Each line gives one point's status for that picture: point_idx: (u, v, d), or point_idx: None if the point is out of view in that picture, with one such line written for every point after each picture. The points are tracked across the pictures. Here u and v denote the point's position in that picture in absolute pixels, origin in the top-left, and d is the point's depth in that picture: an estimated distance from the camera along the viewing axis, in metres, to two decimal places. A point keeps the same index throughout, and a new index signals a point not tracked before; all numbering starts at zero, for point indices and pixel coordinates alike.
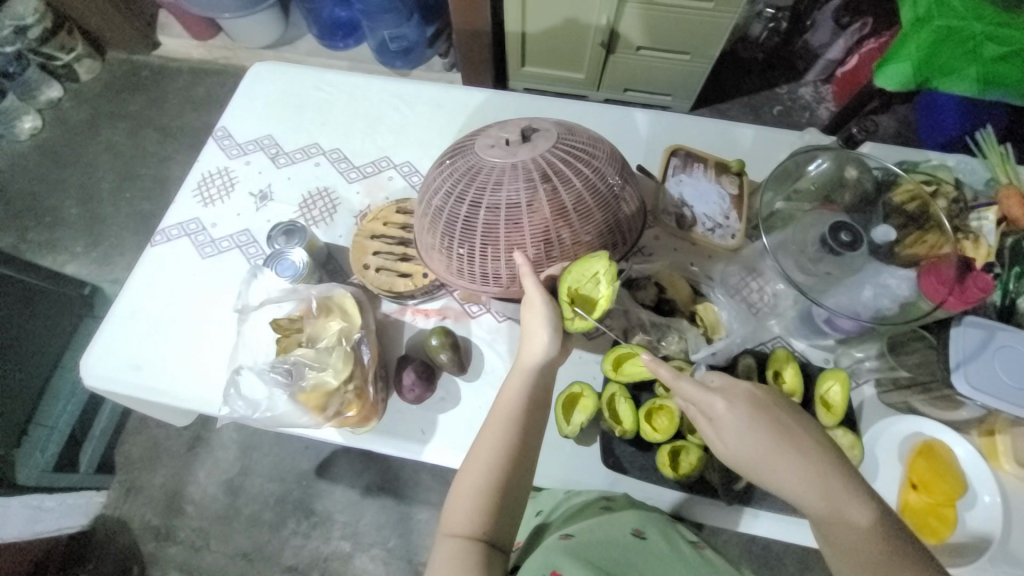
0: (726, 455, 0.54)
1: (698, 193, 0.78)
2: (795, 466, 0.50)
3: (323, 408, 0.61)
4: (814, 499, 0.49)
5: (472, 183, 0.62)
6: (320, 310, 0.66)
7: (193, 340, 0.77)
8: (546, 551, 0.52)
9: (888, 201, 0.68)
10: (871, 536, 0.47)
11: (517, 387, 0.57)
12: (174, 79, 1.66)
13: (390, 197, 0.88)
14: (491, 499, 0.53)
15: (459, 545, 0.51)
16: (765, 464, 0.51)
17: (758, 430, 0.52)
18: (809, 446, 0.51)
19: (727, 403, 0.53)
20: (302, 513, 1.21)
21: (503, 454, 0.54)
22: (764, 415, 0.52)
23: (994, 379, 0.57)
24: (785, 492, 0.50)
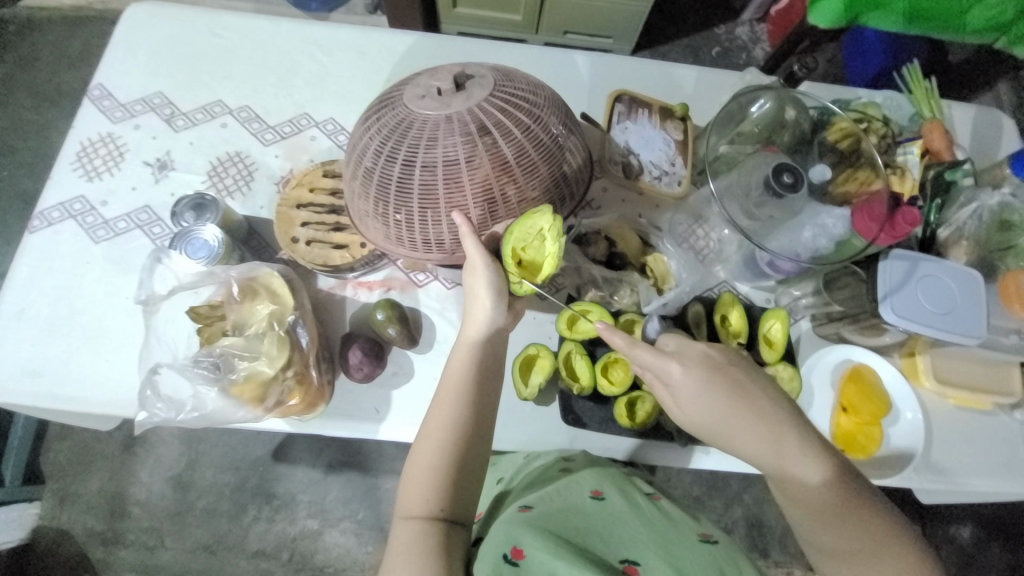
0: (682, 415, 0.54)
1: (644, 140, 0.76)
2: (749, 421, 0.51)
3: (260, 400, 0.56)
4: (769, 455, 0.51)
5: (403, 139, 0.56)
6: (245, 293, 0.59)
7: (100, 337, 0.68)
8: (506, 524, 0.52)
9: (822, 140, 0.70)
10: (819, 481, 0.50)
11: (463, 361, 0.56)
12: (36, 28, 1.38)
13: (315, 159, 0.79)
14: (448, 478, 0.52)
15: (415, 527, 0.50)
16: (722, 426, 0.52)
17: (713, 390, 0.52)
18: (762, 400, 0.52)
19: (682, 368, 0.53)
20: (263, 499, 1.16)
21: (456, 430, 0.53)
22: (718, 377, 0.52)
23: (917, 306, 0.61)
24: (741, 447, 0.52)
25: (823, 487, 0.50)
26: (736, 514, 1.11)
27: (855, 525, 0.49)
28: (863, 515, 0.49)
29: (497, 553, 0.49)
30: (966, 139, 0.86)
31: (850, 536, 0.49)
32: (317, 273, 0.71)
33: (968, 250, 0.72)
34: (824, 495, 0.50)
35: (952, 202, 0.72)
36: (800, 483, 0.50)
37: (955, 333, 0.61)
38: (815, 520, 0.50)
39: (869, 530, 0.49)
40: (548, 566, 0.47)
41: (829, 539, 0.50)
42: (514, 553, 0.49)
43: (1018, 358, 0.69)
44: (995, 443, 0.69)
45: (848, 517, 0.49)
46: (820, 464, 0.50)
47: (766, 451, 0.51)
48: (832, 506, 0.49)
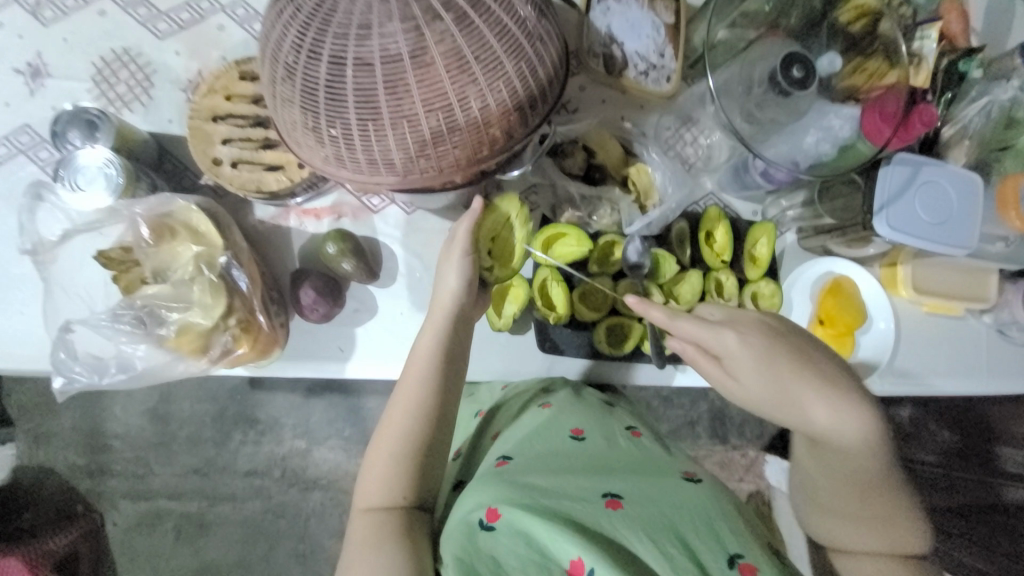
0: (736, 388, 0.54)
1: (629, 23, 0.63)
2: (812, 396, 0.50)
3: (204, 351, 0.50)
4: (822, 427, 0.50)
5: (328, 26, 0.43)
6: (157, 234, 0.50)
7: (6, 284, 0.58)
8: (479, 485, 0.52)
9: (834, 20, 0.59)
10: (867, 459, 0.50)
11: (428, 349, 0.54)
12: None
13: (228, 56, 0.64)
14: (410, 454, 0.51)
15: (375, 499, 0.51)
16: (773, 394, 0.51)
17: (774, 363, 0.51)
18: (828, 372, 0.52)
19: (739, 337, 0.52)
20: (246, 425, 1.14)
21: (418, 411, 0.52)
22: (782, 348, 0.52)
23: (913, 216, 0.57)
24: (792, 418, 0.51)
25: (867, 464, 0.50)
26: (702, 409, 1.19)
27: (875, 496, 0.51)
28: (886, 488, 0.51)
29: (472, 519, 0.49)
30: (986, 16, 0.76)
31: (868, 503, 0.51)
32: (252, 201, 0.62)
33: (968, 150, 0.67)
34: (858, 468, 0.51)
35: (962, 96, 0.66)
36: (840, 455, 0.51)
37: (945, 245, 0.58)
38: (843, 487, 0.52)
39: (883, 501, 0.51)
40: (521, 523, 0.47)
41: (851, 507, 0.51)
42: (489, 516, 0.49)
43: (997, 263, 0.69)
44: (960, 345, 0.72)
45: (874, 488, 0.51)
46: (874, 444, 0.50)
47: (826, 427, 0.50)
48: (867, 478, 0.51)
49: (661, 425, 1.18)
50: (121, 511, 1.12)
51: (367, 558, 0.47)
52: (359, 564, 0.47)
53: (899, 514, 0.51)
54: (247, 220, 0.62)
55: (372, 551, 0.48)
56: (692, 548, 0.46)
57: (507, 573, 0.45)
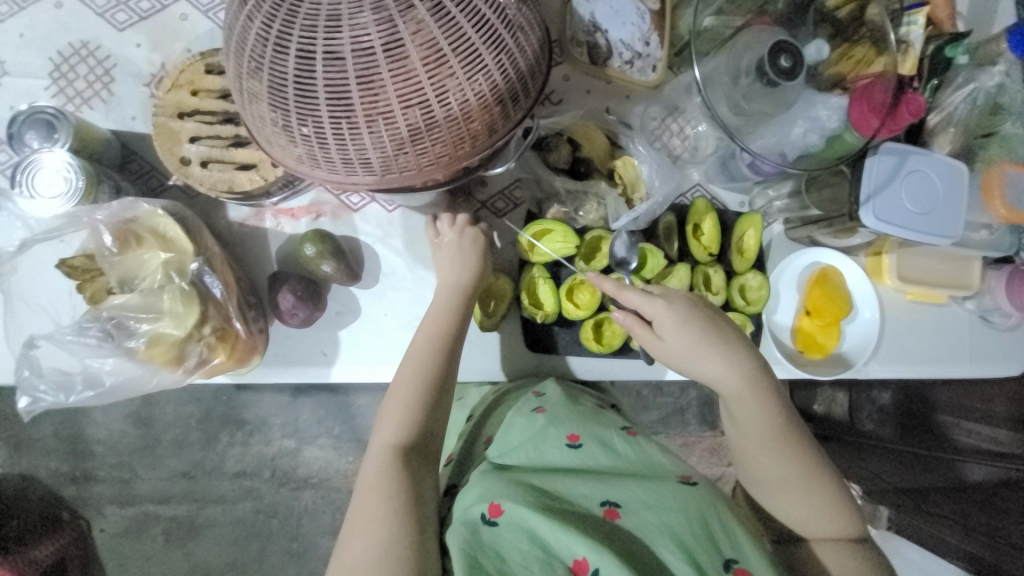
0: (659, 350, 0.55)
1: (613, 11, 0.61)
2: (720, 355, 0.53)
3: (179, 361, 0.49)
4: (732, 385, 0.53)
5: (294, 15, 0.40)
6: (119, 241, 0.47)
7: None
8: (478, 481, 0.52)
9: (821, 6, 0.58)
10: (769, 417, 0.53)
11: (434, 328, 0.55)
12: None
13: (193, 49, 0.60)
14: (417, 426, 0.51)
15: (382, 472, 0.48)
16: (690, 356, 0.53)
17: (689, 324, 0.53)
18: (730, 335, 0.54)
19: (667, 304, 0.54)
20: (233, 426, 1.11)
21: (425, 383, 0.52)
22: (696, 315, 0.54)
23: (899, 208, 0.57)
24: (708, 378, 0.53)
25: (774, 423, 0.53)
26: (690, 396, 1.20)
27: (790, 457, 0.53)
28: (797, 449, 0.53)
29: (472, 515, 0.49)
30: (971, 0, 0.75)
31: (784, 468, 0.53)
32: (225, 202, 0.59)
33: (953, 138, 0.67)
34: (769, 427, 0.53)
35: (947, 83, 0.66)
36: (751, 416, 0.53)
37: (932, 235, 0.58)
38: (755, 448, 0.54)
39: (799, 464, 0.53)
40: (526, 523, 0.47)
41: (765, 467, 0.53)
42: (491, 512, 0.49)
43: (982, 252, 0.69)
44: (943, 333, 0.73)
45: (789, 449, 0.53)
46: (771, 401, 0.53)
47: (733, 385, 0.53)
48: (779, 438, 0.53)
49: (652, 413, 1.18)
50: (108, 516, 1.10)
51: (376, 532, 0.45)
52: (364, 540, 0.45)
53: (814, 477, 0.53)
54: (221, 222, 0.60)
55: (381, 525, 0.45)
56: (690, 554, 0.47)
57: (509, 568, 0.46)
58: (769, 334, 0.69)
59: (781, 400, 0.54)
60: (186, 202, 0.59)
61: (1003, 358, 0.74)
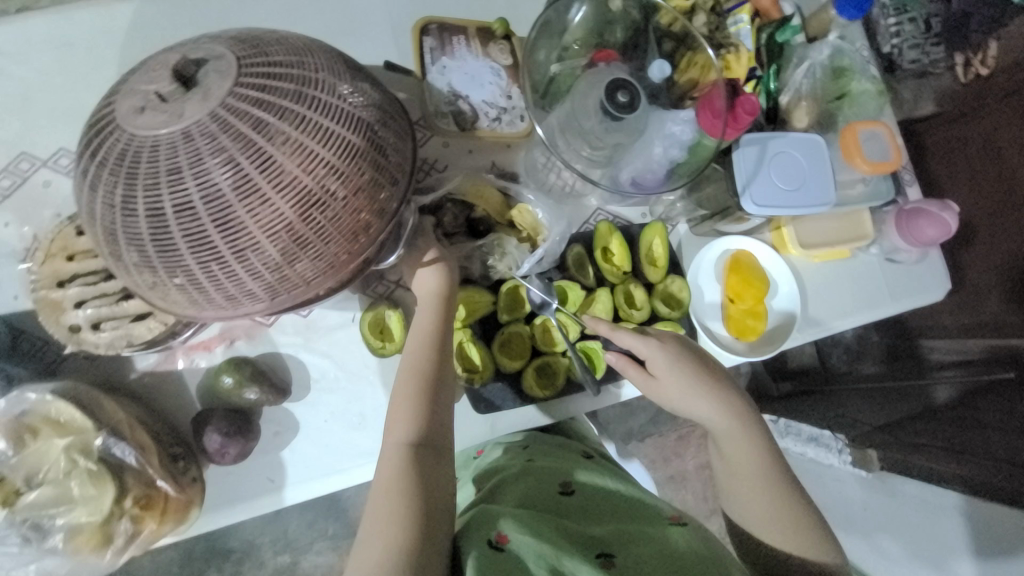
0: (653, 386, 0.59)
1: (469, 76, 0.65)
2: (713, 390, 0.57)
3: (109, 542, 0.47)
4: (723, 421, 0.56)
5: (133, 179, 0.40)
6: (15, 440, 0.45)
7: None
8: (483, 512, 0.52)
9: (656, 28, 0.63)
10: (757, 450, 0.55)
11: (426, 332, 0.53)
12: None
13: (63, 212, 0.59)
14: (425, 428, 0.50)
15: (394, 475, 0.47)
16: (687, 392, 0.57)
17: (680, 364, 0.57)
18: (719, 373, 0.59)
19: (662, 343, 0.58)
20: (220, 558, 1.04)
21: (426, 379, 0.51)
22: (688, 355, 0.59)
23: (774, 189, 0.62)
24: (701, 412, 0.57)
25: (763, 458, 0.55)
26: None
27: (777, 493, 0.54)
28: (784, 490, 0.54)
29: (481, 542, 0.49)
30: None
31: (774, 503, 0.54)
32: (130, 355, 0.57)
33: (808, 111, 0.72)
34: (757, 462, 0.55)
35: (787, 64, 0.72)
36: (741, 451, 0.55)
37: (810, 207, 0.62)
38: (745, 482, 0.55)
39: (787, 496, 0.54)
40: (532, 548, 0.47)
41: (755, 502, 0.54)
42: (498, 538, 0.48)
43: (867, 203, 0.73)
44: (855, 283, 0.77)
45: (776, 486, 0.54)
46: (760, 435, 0.56)
47: (725, 421, 0.56)
48: (767, 473, 0.55)
49: (640, 419, 1.18)
50: None
51: (392, 537, 0.44)
52: (377, 549, 0.43)
53: (803, 518, 0.53)
54: (130, 375, 0.58)
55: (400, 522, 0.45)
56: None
57: None
58: (702, 329, 0.71)
59: (766, 432, 0.57)
60: (88, 367, 0.56)
61: (914, 292, 0.79)
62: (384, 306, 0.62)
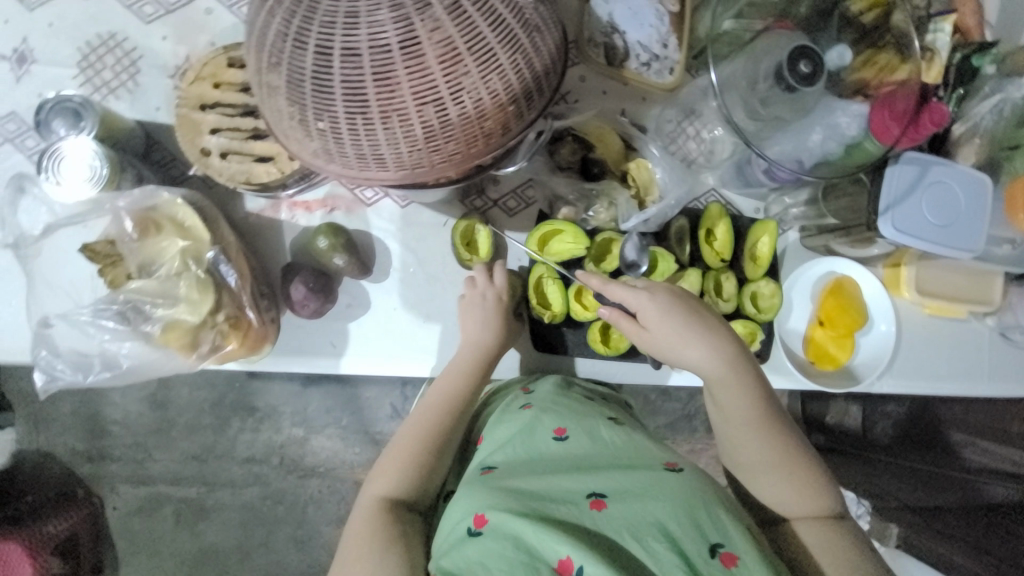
0: (643, 337, 0.54)
1: (631, 12, 0.61)
2: (702, 342, 0.52)
3: (193, 347, 0.50)
4: (717, 372, 0.52)
5: (312, 14, 0.41)
6: (140, 229, 0.49)
7: None
8: (463, 495, 0.45)
9: (844, 11, 0.57)
10: (749, 397, 0.52)
11: (466, 360, 0.56)
12: None
13: (217, 42, 0.61)
14: (435, 449, 0.51)
15: (407, 458, 0.50)
16: (679, 343, 0.52)
17: (675, 309, 0.52)
18: (711, 321, 0.53)
19: (651, 292, 0.52)
20: (244, 412, 1.11)
21: (467, 386, 0.55)
22: (679, 301, 0.53)
23: (919, 218, 0.56)
24: (693, 365, 0.52)
25: (755, 405, 0.52)
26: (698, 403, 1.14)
27: (768, 438, 0.52)
28: (780, 433, 0.52)
29: (459, 532, 0.42)
30: (997, 9, 0.74)
31: (766, 449, 0.51)
32: (243, 192, 0.60)
33: (978, 149, 0.65)
34: (750, 412, 0.52)
35: (975, 92, 0.64)
36: (736, 402, 0.52)
37: (952, 248, 0.57)
38: (740, 433, 0.52)
39: (780, 442, 0.52)
40: (512, 532, 0.40)
41: (749, 450, 0.52)
42: (476, 522, 0.42)
43: (1006, 267, 0.67)
44: (957, 348, 0.71)
45: (772, 432, 0.52)
46: (751, 382, 0.52)
47: (719, 371, 0.52)
48: (758, 422, 0.52)
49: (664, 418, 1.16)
50: (122, 494, 1.09)
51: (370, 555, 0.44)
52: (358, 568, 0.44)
53: (796, 463, 0.51)
54: (237, 211, 0.61)
55: (394, 504, 0.48)
56: (679, 547, 0.40)
57: None
58: (780, 343, 0.68)
59: (760, 381, 0.53)
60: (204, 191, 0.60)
61: (1023, 377, 0.71)
62: (476, 219, 0.62)
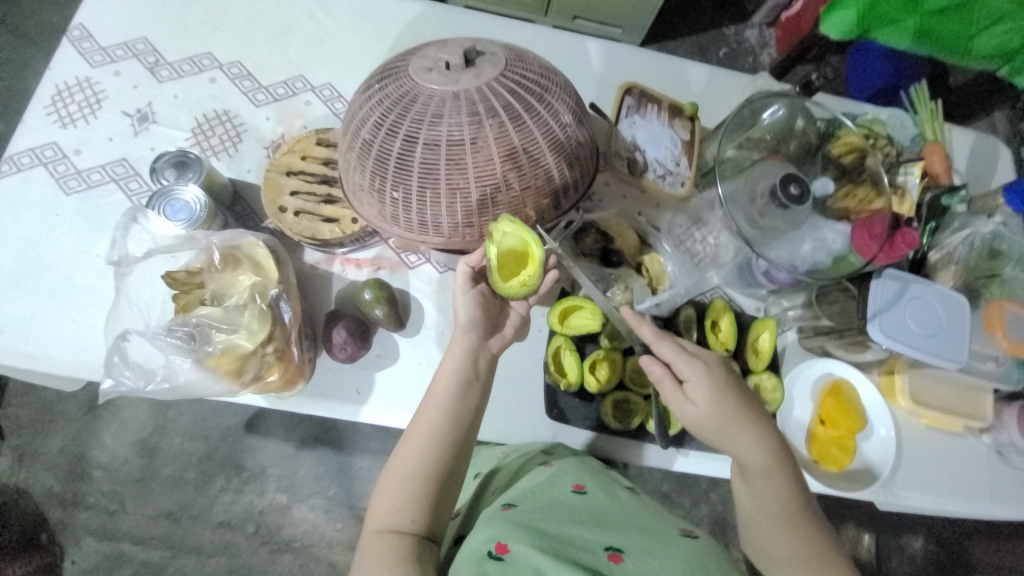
0: (690, 411, 0.55)
1: (651, 136, 0.75)
2: (748, 425, 0.54)
3: (238, 374, 0.54)
4: (761, 459, 0.54)
5: (405, 112, 0.53)
6: (225, 263, 0.57)
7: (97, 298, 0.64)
8: (486, 524, 0.51)
9: (827, 153, 0.69)
10: (785, 488, 0.54)
11: (451, 375, 0.55)
12: None
13: (309, 126, 0.75)
14: (427, 488, 0.52)
15: (394, 496, 0.52)
16: (727, 424, 0.54)
17: (726, 391, 0.55)
18: (757, 409, 0.56)
19: (709, 366, 0.55)
20: (231, 469, 1.06)
21: (442, 422, 0.54)
22: (733, 386, 0.56)
23: (905, 327, 0.63)
24: (737, 447, 0.54)
25: (790, 498, 0.54)
26: (702, 511, 1.08)
27: (800, 534, 0.53)
28: (809, 529, 0.54)
29: (480, 550, 0.47)
30: (960, 165, 0.88)
31: (797, 544, 0.53)
32: (305, 246, 0.68)
33: (954, 275, 0.73)
34: (785, 504, 0.54)
35: (945, 226, 0.74)
36: (772, 490, 0.54)
37: (937, 356, 0.63)
38: (772, 522, 0.54)
39: (810, 539, 0.53)
40: (530, 560, 0.45)
41: (779, 544, 0.53)
42: (498, 548, 0.47)
43: (992, 384, 0.71)
44: (958, 464, 0.72)
45: (804, 529, 0.53)
46: (787, 474, 0.55)
47: (763, 460, 0.54)
48: (791, 515, 0.54)
49: None
50: (83, 548, 1.01)
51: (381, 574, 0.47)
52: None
53: (825, 561, 0.53)
54: (296, 261, 0.69)
55: (390, 537, 0.50)
56: None
57: None
58: (784, 439, 0.70)
59: (794, 474, 0.55)
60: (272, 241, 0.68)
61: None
62: None
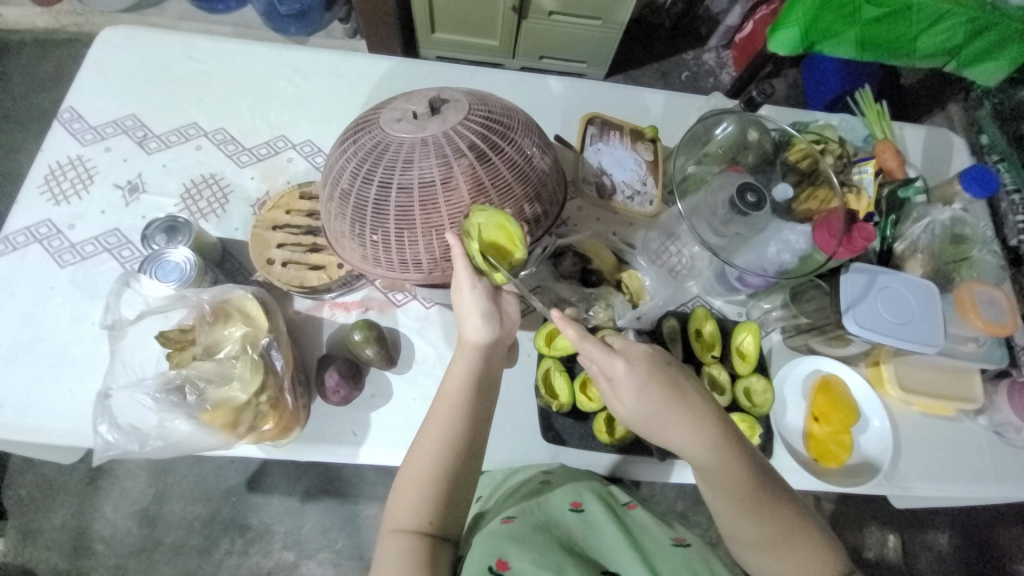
0: (622, 409, 0.55)
1: (616, 161, 0.79)
2: (682, 416, 0.53)
3: (233, 426, 0.55)
4: (701, 454, 0.53)
5: (379, 161, 0.56)
6: (216, 316, 0.59)
7: (94, 364, 0.66)
8: (488, 537, 0.51)
9: (784, 160, 0.73)
10: (738, 473, 0.53)
11: (464, 375, 0.54)
12: (19, 54, 1.35)
13: (292, 181, 0.79)
14: (438, 492, 0.51)
15: (409, 497, 0.51)
16: (657, 422, 0.53)
17: (650, 385, 0.53)
18: (690, 394, 0.54)
19: (627, 364, 0.53)
20: (235, 531, 1.04)
21: (457, 420, 0.53)
22: (662, 378, 0.54)
23: (877, 316, 0.65)
24: (673, 439, 0.53)
25: (746, 483, 0.53)
26: (718, 526, 1.06)
27: (765, 515, 0.53)
28: (768, 507, 0.53)
29: (482, 565, 0.48)
30: (917, 158, 0.92)
31: (761, 526, 0.53)
32: (293, 294, 0.71)
33: (923, 263, 0.75)
34: (742, 488, 0.53)
35: (905, 217, 0.77)
36: (727, 478, 0.53)
37: (916, 342, 0.65)
38: (733, 508, 0.53)
39: (775, 518, 0.53)
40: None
41: (744, 527, 0.53)
42: (499, 564, 0.48)
43: (978, 364, 0.73)
44: (959, 448, 0.72)
45: (761, 511, 0.53)
46: (736, 459, 0.53)
47: (703, 453, 0.53)
48: (747, 499, 0.53)
49: None
50: None
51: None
52: None
53: (798, 534, 0.53)
54: (288, 310, 0.71)
55: (404, 538, 0.49)
56: None
57: None
58: (780, 438, 0.70)
59: (749, 457, 0.54)
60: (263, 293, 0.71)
61: None
62: None
